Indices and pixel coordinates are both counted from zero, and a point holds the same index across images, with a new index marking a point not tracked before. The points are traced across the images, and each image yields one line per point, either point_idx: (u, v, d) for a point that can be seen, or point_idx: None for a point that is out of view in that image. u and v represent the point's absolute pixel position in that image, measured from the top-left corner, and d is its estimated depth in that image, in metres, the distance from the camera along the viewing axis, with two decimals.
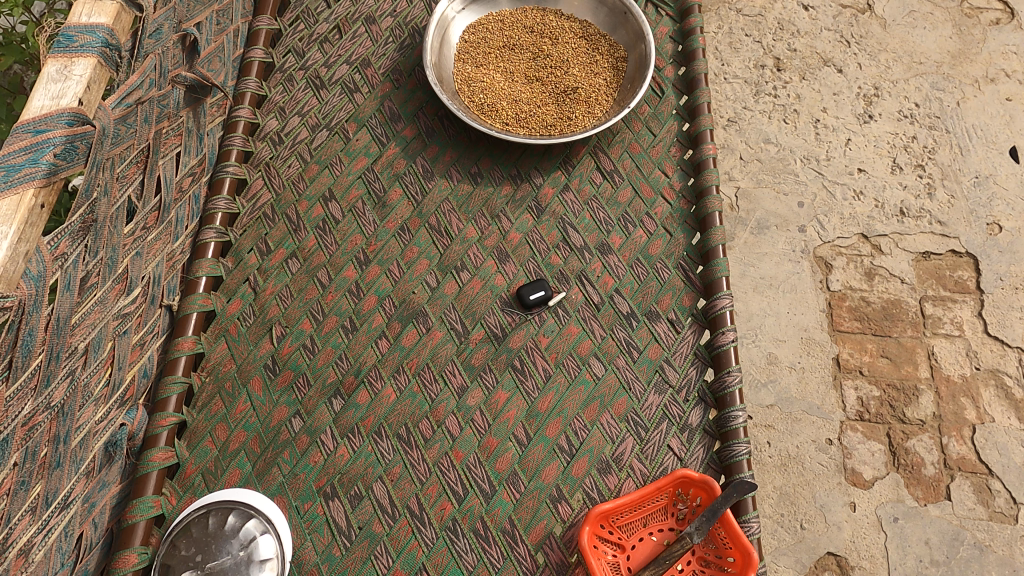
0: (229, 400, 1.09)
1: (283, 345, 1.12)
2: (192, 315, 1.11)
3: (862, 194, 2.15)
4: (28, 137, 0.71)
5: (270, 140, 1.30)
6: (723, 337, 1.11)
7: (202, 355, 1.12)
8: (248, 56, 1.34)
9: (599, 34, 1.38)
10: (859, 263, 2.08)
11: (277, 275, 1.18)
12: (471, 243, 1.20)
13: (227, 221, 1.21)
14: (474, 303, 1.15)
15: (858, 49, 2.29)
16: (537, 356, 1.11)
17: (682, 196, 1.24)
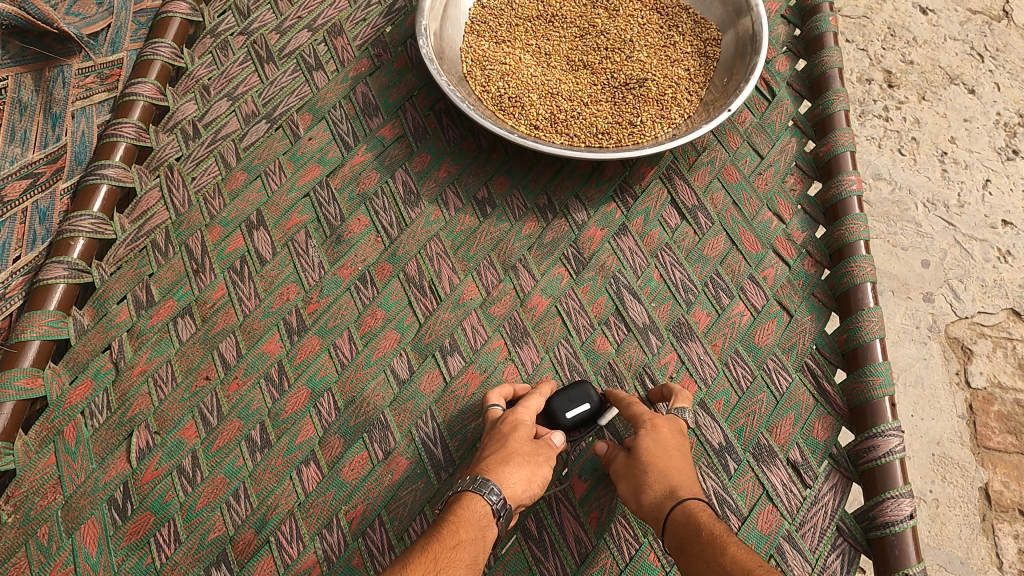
0: (39, 559, 0.64)
1: (145, 466, 0.68)
2: (3, 408, 0.67)
3: (1010, 254, 1.31)
4: None
5: (179, 133, 0.86)
6: (894, 508, 0.63)
7: (13, 475, 0.67)
8: (166, 10, 0.91)
9: (679, 6, 0.94)
10: (1009, 350, 1.22)
11: (156, 343, 0.74)
12: (467, 309, 0.76)
13: (93, 252, 0.77)
14: (468, 413, 0.71)
15: (996, 64, 1.52)
16: (565, 514, 0.66)
17: (806, 252, 0.79)
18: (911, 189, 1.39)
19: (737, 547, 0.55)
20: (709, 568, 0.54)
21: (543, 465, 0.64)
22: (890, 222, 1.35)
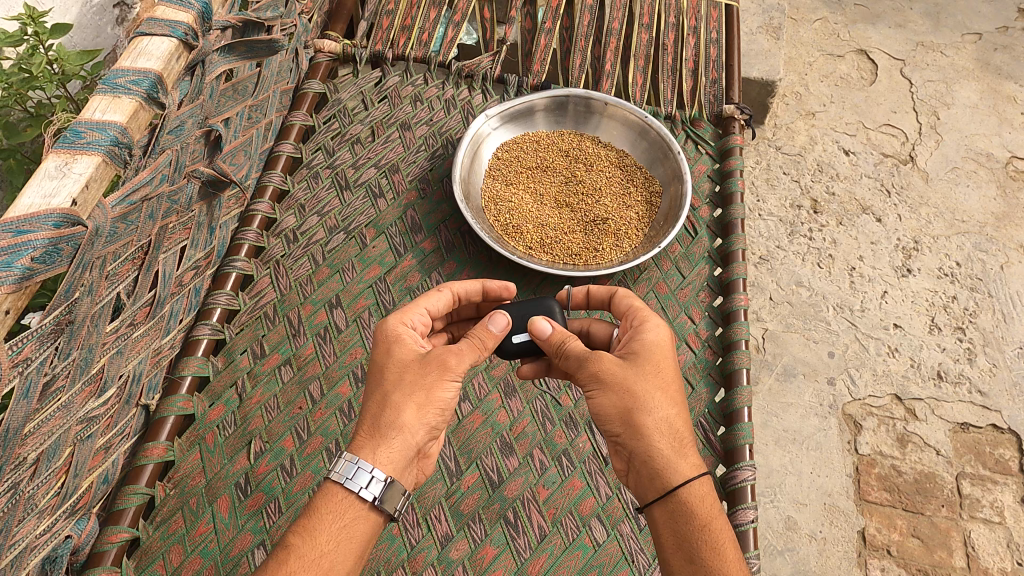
0: (190, 518, 0.99)
1: (259, 463, 1.03)
2: (168, 418, 1.04)
3: (897, 351, 1.68)
4: (8, 237, 0.66)
5: (284, 237, 1.25)
6: (743, 516, 0.99)
7: (172, 464, 1.03)
8: (277, 150, 1.31)
9: (636, 166, 1.34)
10: (890, 426, 1.59)
11: (267, 382, 1.10)
12: (476, 370, 1.11)
13: (225, 317, 1.14)
14: (472, 440, 1.05)
15: (899, 200, 1.92)
16: (533, 509, 1.00)
17: (708, 345, 1.16)
18: (824, 295, 1.76)
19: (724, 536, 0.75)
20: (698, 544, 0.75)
21: (433, 384, 0.80)
22: (806, 320, 1.72)
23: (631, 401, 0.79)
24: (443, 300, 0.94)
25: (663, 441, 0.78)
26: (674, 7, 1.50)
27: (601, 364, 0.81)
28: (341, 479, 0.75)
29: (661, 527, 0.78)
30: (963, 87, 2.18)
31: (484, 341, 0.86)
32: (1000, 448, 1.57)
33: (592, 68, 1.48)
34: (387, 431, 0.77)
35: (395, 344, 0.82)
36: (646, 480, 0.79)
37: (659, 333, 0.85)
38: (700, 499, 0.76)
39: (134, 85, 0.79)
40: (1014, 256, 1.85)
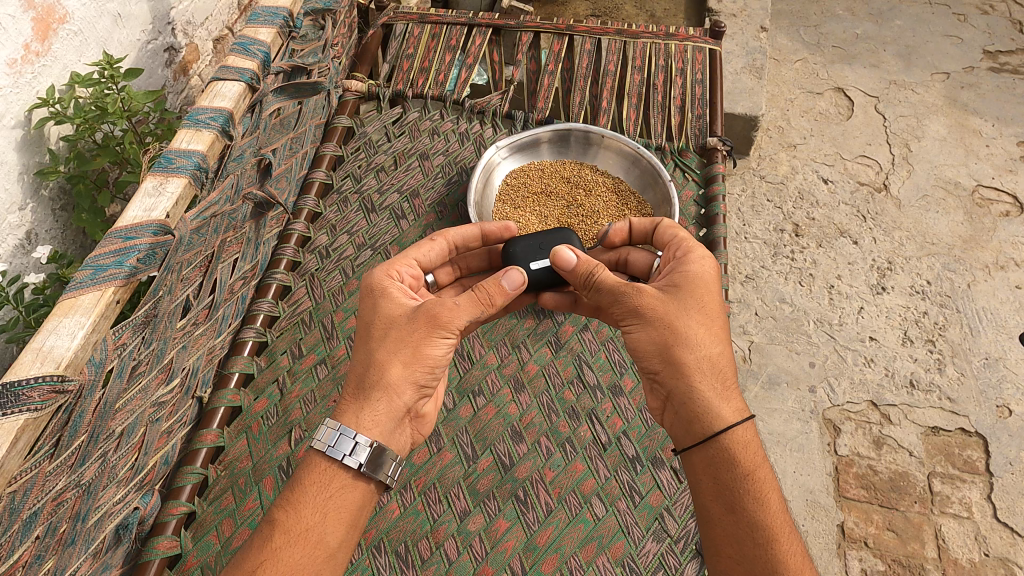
0: (240, 496, 1.13)
1: (299, 448, 1.17)
2: (219, 408, 1.18)
3: (873, 360, 1.88)
4: (119, 243, 0.83)
5: (318, 253, 1.40)
6: None
7: (222, 449, 1.17)
8: (311, 177, 1.47)
9: (630, 191, 1.49)
10: (867, 429, 1.78)
11: (305, 378, 1.25)
12: (489, 368, 1.26)
13: (267, 322, 1.29)
14: (486, 429, 1.20)
15: (875, 224, 2.17)
16: (540, 489, 1.14)
17: None
18: (806, 310, 1.98)
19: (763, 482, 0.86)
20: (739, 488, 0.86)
21: (420, 339, 0.87)
22: (789, 333, 1.94)
23: (673, 340, 0.90)
24: (436, 248, 1.06)
25: (704, 384, 0.90)
26: (663, 51, 1.68)
27: (644, 301, 0.92)
28: (326, 447, 0.84)
29: (696, 463, 0.90)
30: (933, 121, 2.46)
31: (490, 296, 0.91)
32: (967, 450, 1.75)
33: (590, 106, 1.66)
34: (371, 393, 0.86)
35: (384, 299, 0.91)
36: (684, 417, 0.91)
37: (705, 272, 0.94)
38: (738, 444, 0.87)
39: (211, 121, 1.00)
40: (979, 274, 2.08)
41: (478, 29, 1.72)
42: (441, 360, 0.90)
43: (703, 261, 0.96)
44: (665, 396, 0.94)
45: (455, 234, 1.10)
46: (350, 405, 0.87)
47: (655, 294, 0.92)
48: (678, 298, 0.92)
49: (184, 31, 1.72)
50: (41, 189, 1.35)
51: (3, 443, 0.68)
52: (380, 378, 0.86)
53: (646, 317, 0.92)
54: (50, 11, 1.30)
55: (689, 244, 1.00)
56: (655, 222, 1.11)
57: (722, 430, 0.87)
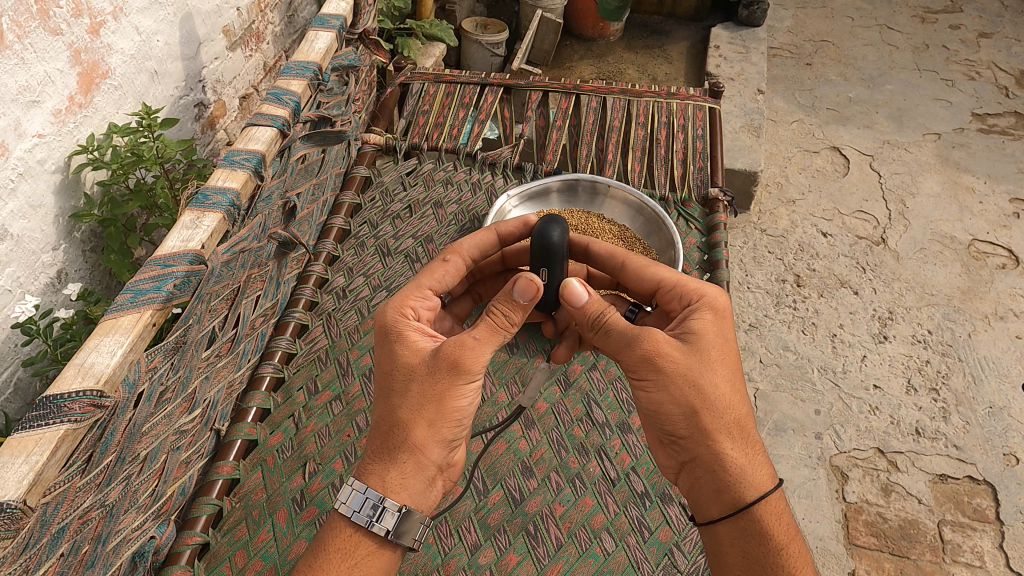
0: (253, 527, 1.13)
1: (313, 481, 1.17)
2: (236, 441, 1.18)
3: (878, 408, 1.90)
4: (157, 269, 0.95)
5: (335, 294, 1.43)
6: None
7: (238, 481, 1.17)
8: (330, 223, 1.52)
9: (635, 238, 1.54)
10: (875, 477, 1.78)
11: (320, 414, 1.25)
12: (500, 406, 1.29)
13: (284, 359, 1.30)
14: (497, 464, 1.22)
15: (874, 275, 2.24)
16: (550, 523, 1.15)
17: None
18: (810, 358, 2.01)
19: (798, 554, 0.85)
20: (776, 563, 0.85)
21: (441, 391, 0.82)
22: (794, 381, 1.96)
23: (700, 403, 0.86)
24: (452, 270, 1.00)
25: (732, 451, 0.87)
26: (665, 109, 1.78)
27: (667, 356, 0.86)
28: (350, 510, 0.82)
29: (723, 534, 0.88)
30: (926, 178, 2.56)
31: (508, 318, 0.85)
32: (977, 498, 1.75)
33: (596, 159, 1.74)
34: (396, 454, 0.83)
35: (402, 344, 0.86)
36: (711, 488, 0.88)
37: (715, 322, 0.90)
38: (770, 518, 0.86)
39: (246, 162, 1.15)
40: (980, 324, 2.12)
41: (490, 88, 1.82)
42: (467, 409, 0.86)
43: (713, 308, 0.92)
44: (684, 458, 0.90)
45: (469, 247, 1.04)
46: (376, 463, 0.84)
47: (677, 348, 0.87)
48: (702, 356, 0.87)
49: (213, 89, 1.83)
50: (74, 231, 1.42)
51: (44, 451, 0.76)
52: (405, 436, 0.82)
53: (672, 374, 0.86)
54: (94, 67, 1.40)
55: (683, 282, 0.98)
56: (620, 263, 1.09)
57: (754, 504, 0.86)
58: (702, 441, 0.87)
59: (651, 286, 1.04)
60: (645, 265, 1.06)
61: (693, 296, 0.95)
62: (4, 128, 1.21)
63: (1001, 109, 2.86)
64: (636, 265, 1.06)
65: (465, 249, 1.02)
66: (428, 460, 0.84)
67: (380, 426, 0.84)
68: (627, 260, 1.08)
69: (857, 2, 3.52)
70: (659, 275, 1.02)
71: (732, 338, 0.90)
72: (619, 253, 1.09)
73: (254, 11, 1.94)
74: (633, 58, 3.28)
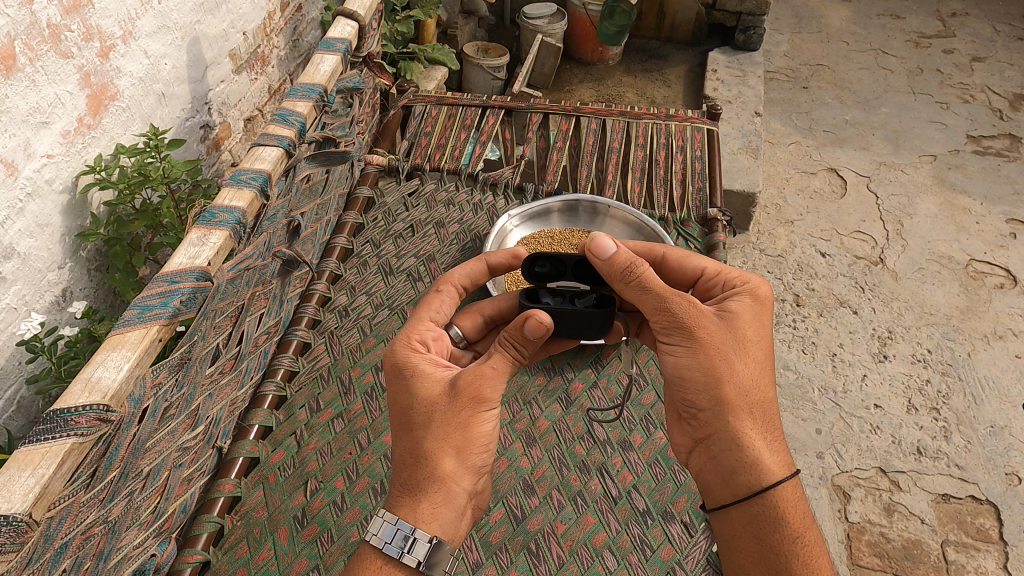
0: (254, 545, 1.11)
1: (314, 498, 1.16)
2: (238, 458, 1.17)
3: (879, 428, 1.90)
4: (164, 286, 0.98)
5: (337, 312, 1.43)
6: None
7: (239, 499, 1.16)
8: (333, 242, 1.53)
9: None
10: (877, 496, 1.78)
11: (322, 431, 1.24)
12: (501, 424, 1.29)
13: (287, 377, 1.30)
14: (498, 482, 1.22)
15: (873, 294, 2.25)
16: (552, 541, 1.15)
17: None
18: (810, 377, 2.02)
19: (812, 542, 0.86)
20: (791, 549, 0.85)
21: (467, 420, 0.83)
22: (794, 401, 1.96)
23: (726, 378, 0.87)
24: (448, 298, 1.01)
25: (751, 433, 0.88)
26: (664, 130, 1.81)
27: (703, 326, 0.87)
28: (382, 542, 0.81)
29: (735, 519, 0.89)
30: (923, 199, 2.59)
31: (519, 350, 0.88)
32: (980, 518, 1.74)
33: (596, 179, 1.76)
34: (425, 484, 0.82)
35: (418, 379, 0.86)
36: (726, 469, 0.89)
37: (755, 306, 0.91)
38: (785, 505, 0.87)
39: (252, 181, 1.19)
40: (979, 343, 2.12)
41: (491, 110, 1.85)
42: (492, 433, 0.86)
43: (755, 293, 0.92)
44: (702, 434, 0.92)
45: (460, 275, 1.06)
46: (404, 495, 0.83)
47: (713, 320, 0.88)
48: (737, 333, 0.88)
49: (218, 111, 1.86)
50: (80, 251, 1.43)
51: (51, 464, 0.79)
52: (433, 465, 0.82)
53: (704, 343, 0.87)
54: (103, 89, 1.42)
55: (726, 270, 0.98)
56: (659, 254, 1.07)
57: (770, 488, 0.87)
58: (723, 420, 0.88)
59: (694, 275, 1.04)
60: (686, 255, 1.06)
61: (735, 279, 0.96)
62: (14, 149, 1.23)
63: (996, 131, 2.89)
64: (677, 255, 1.06)
65: (456, 278, 1.04)
66: (459, 489, 0.83)
67: (405, 458, 0.84)
68: (668, 251, 1.07)
69: (852, 27, 3.58)
70: (701, 265, 1.02)
71: (769, 321, 0.92)
72: (656, 244, 1.08)
73: (260, 35, 1.98)
74: (632, 81, 3.32)
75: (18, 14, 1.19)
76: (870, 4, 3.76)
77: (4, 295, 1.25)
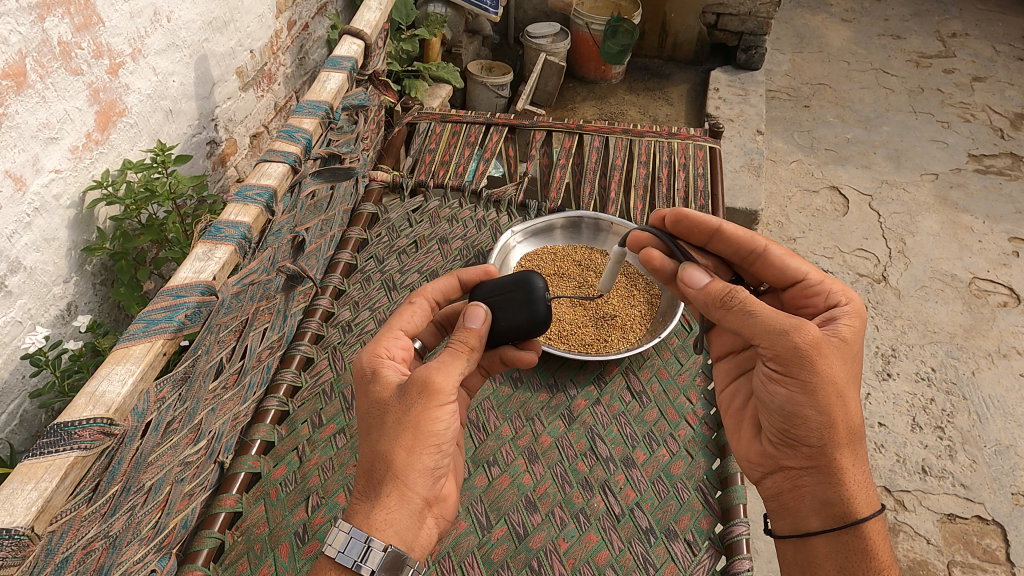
0: (254, 562, 1.10)
1: (315, 514, 1.15)
2: (239, 474, 1.16)
3: (883, 446, 1.89)
4: (170, 299, 0.99)
5: (340, 327, 1.43)
6: (739, 565, 1.12)
7: (240, 515, 1.14)
8: (337, 258, 1.55)
9: (638, 273, 1.56)
10: (883, 515, 1.76)
11: (324, 447, 1.24)
12: (504, 440, 1.29)
13: (289, 392, 1.30)
14: (500, 498, 1.21)
15: (876, 312, 2.25)
16: (555, 559, 1.14)
17: (705, 422, 1.31)
18: None
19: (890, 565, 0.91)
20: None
21: (412, 417, 0.83)
22: None
23: (841, 413, 0.90)
24: (419, 311, 1.00)
25: (849, 464, 0.92)
26: (667, 148, 1.82)
27: (821, 357, 0.87)
28: (337, 551, 0.81)
29: (820, 547, 0.93)
30: (925, 217, 2.59)
31: (468, 343, 0.91)
32: (986, 539, 1.73)
33: (599, 196, 1.76)
34: (377, 489, 0.82)
35: (374, 381, 0.88)
36: (822, 498, 0.92)
37: (858, 329, 0.94)
38: (875, 534, 0.91)
39: (258, 197, 1.21)
40: (983, 362, 2.12)
41: (495, 128, 1.86)
42: (445, 434, 0.86)
43: (857, 314, 0.95)
44: (801, 464, 0.94)
45: (435, 289, 1.04)
46: (362, 502, 0.84)
47: (829, 348, 0.88)
48: (846, 364, 0.90)
49: (225, 127, 1.88)
50: (85, 265, 1.44)
51: (53, 477, 0.79)
52: (384, 469, 0.82)
53: (824, 377, 0.87)
54: (112, 106, 1.44)
55: (832, 285, 1.00)
56: (760, 249, 1.08)
57: (866, 519, 0.90)
58: (826, 453, 0.91)
59: (796, 276, 1.06)
60: (787, 255, 1.07)
61: (839, 296, 0.98)
62: (23, 164, 1.24)
63: (997, 150, 2.91)
64: (780, 254, 1.06)
65: (430, 292, 1.03)
66: (412, 493, 0.83)
67: (362, 464, 0.85)
68: (769, 248, 1.07)
69: (853, 47, 3.61)
70: (803, 269, 1.05)
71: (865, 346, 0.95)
72: (756, 237, 1.09)
73: (267, 53, 2.01)
74: (635, 99, 3.35)
75: (29, 32, 1.21)
76: (870, 24, 3.80)
77: (10, 308, 1.26)
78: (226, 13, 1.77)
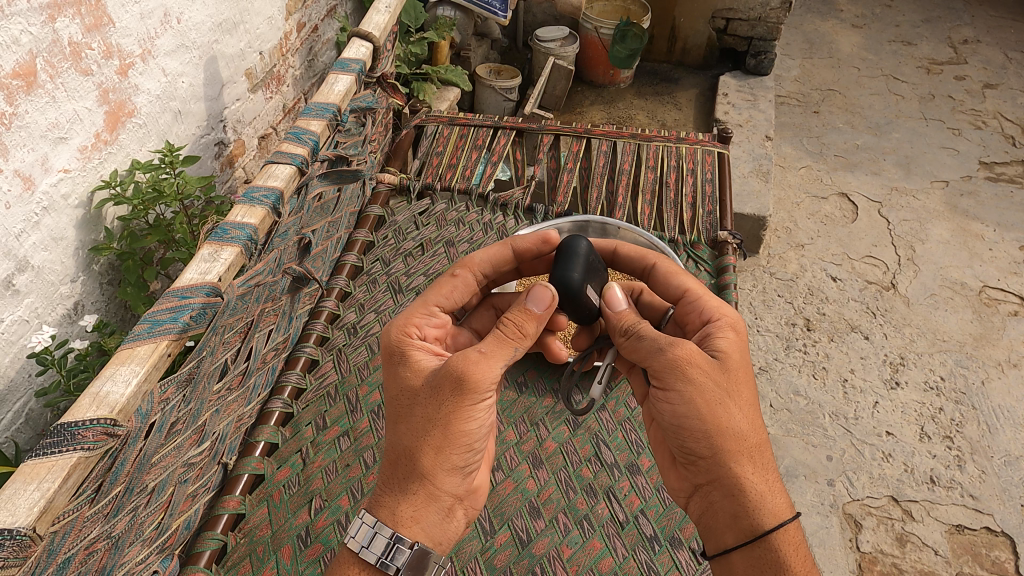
0: (257, 564, 1.09)
1: (318, 517, 1.14)
2: (244, 475, 1.15)
3: (891, 456, 1.88)
4: (175, 301, 0.99)
5: (345, 330, 1.43)
6: None
7: (243, 516, 1.14)
8: (343, 259, 1.53)
9: None
10: (890, 526, 1.75)
11: (328, 449, 1.23)
12: (508, 444, 1.28)
13: (294, 394, 1.29)
14: (504, 503, 1.20)
15: (885, 320, 2.24)
16: (558, 566, 1.13)
17: None
18: (820, 403, 2.00)
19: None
20: None
21: (444, 413, 0.80)
22: (805, 426, 1.95)
23: (724, 425, 0.85)
24: (460, 286, 0.98)
25: (751, 477, 0.87)
26: (675, 153, 1.81)
27: (696, 368, 0.85)
28: (360, 546, 0.82)
29: (737, 563, 0.87)
30: (935, 225, 2.57)
31: (520, 328, 0.84)
32: (996, 551, 1.71)
33: (607, 201, 1.75)
34: (405, 484, 0.82)
35: (406, 368, 0.86)
36: (730, 511, 0.87)
37: (737, 341, 0.90)
38: (786, 546, 0.85)
39: (264, 199, 1.21)
40: (994, 371, 2.10)
41: (503, 131, 1.86)
42: (478, 432, 0.83)
43: (734, 327, 0.92)
44: (703, 481, 0.90)
45: (482, 260, 1.01)
46: (389, 494, 0.84)
47: (707, 362, 0.86)
48: (729, 378, 0.86)
49: (233, 128, 1.88)
50: (92, 265, 1.44)
51: (56, 478, 0.79)
52: (411, 465, 0.82)
53: (700, 389, 0.85)
54: (120, 106, 1.44)
55: (706, 299, 0.97)
56: (649, 264, 1.07)
57: (771, 531, 0.85)
58: (730, 468, 0.86)
59: (677, 293, 1.03)
60: (673, 270, 1.05)
61: (712, 311, 0.95)
62: (31, 163, 1.25)
63: (1009, 158, 2.89)
64: (665, 269, 1.05)
65: (477, 264, 1.00)
66: (442, 488, 0.82)
67: (389, 453, 0.85)
68: (658, 263, 1.06)
69: (863, 52, 3.59)
70: (685, 284, 1.02)
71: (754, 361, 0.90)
72: (650, 254, 1.08)
73: (277, 55, 2.01)
74: (643, 104, 3.34)
75: (40, 32, 1.22)
76: (881, 30, 3.78)
77: (17, 307, 1.26)
78: (235, 15, 1.78)
